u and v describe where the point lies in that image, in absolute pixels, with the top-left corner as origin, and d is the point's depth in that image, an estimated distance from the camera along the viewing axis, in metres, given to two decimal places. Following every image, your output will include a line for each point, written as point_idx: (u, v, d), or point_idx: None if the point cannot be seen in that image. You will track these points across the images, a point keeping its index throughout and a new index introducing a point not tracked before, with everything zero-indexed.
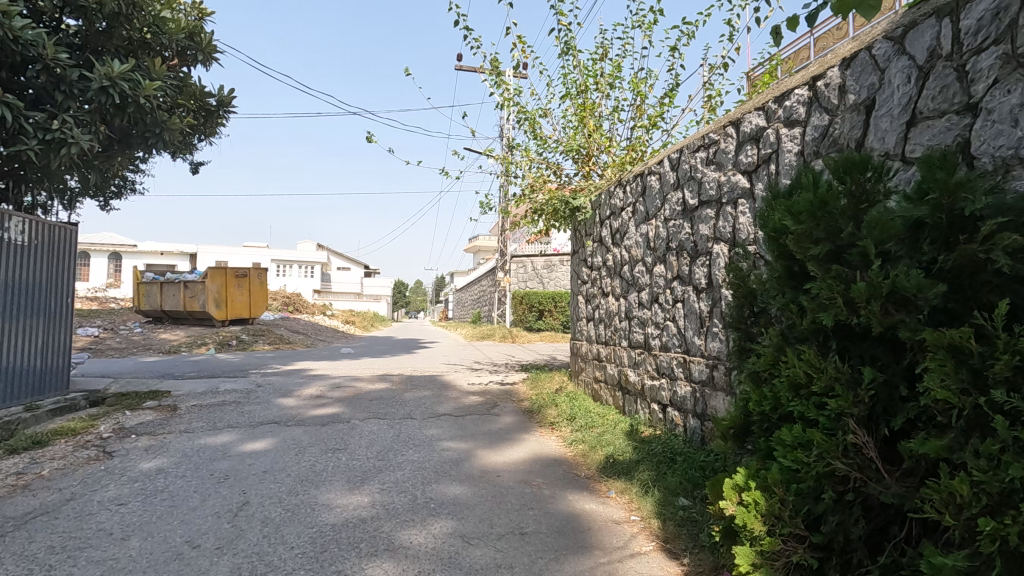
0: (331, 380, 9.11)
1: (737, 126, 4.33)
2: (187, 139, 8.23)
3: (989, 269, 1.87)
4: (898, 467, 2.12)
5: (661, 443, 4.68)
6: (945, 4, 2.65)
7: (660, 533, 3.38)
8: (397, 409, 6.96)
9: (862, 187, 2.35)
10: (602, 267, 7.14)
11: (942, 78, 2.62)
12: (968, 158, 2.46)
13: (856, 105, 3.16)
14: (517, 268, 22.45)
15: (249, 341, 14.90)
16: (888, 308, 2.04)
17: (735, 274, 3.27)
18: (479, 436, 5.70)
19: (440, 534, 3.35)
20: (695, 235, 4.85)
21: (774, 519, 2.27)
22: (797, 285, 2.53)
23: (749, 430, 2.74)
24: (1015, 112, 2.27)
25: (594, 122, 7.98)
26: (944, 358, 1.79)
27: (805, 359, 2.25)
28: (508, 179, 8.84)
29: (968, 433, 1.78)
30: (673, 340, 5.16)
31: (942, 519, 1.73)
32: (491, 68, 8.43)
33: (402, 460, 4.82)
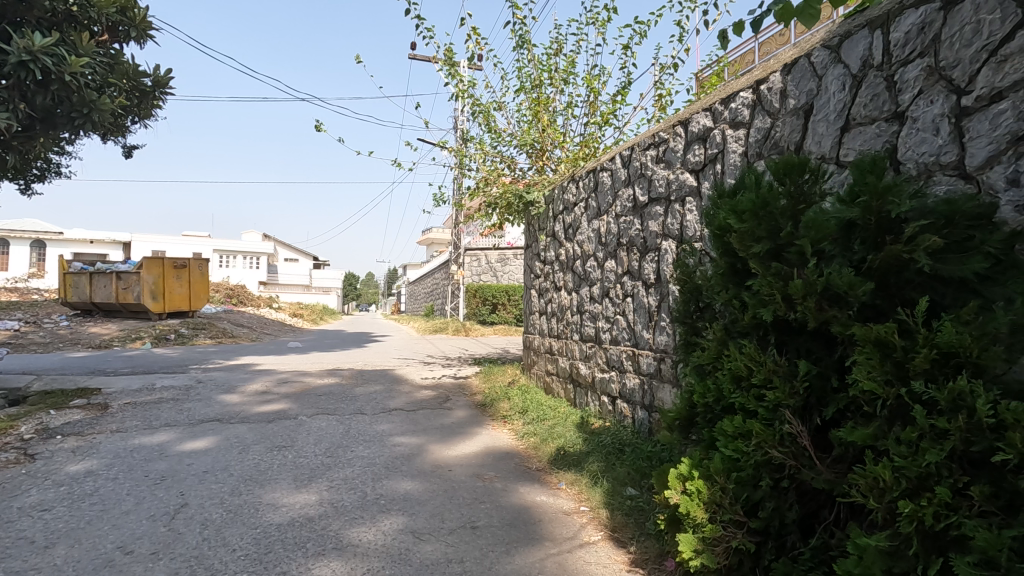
0: (278, 375, 8.82)
1: (685, 126, 4.45)
2: (119, 120, 7.74)
3: (913, 268, 2.00)
4: (829, 454, 2.24)
5: (610, 434, 4.79)
6: (877, 16, 2.80)
7: (608, 522, 3.45)
8: (346, 404, 6.82)
9: (800, 188, 2.46)
10: (554, 262, 7.21)
11: (874, 87, 2.77)
12: (895, 163, 2.61)
13: (795, 109, 3.31)
14: (471, 261, 22.35)
15: (189, 335, 14.22)
16: (822, 304, 2.15)
17: (682, 271, 3.37)
18: (431, 431, 5.66)
19: (390, 531, 3.31)
20: (645, 231, 4.97)
21: (715, 506, 2.37)
22: (739, 281, 2.63)
23: (693, 421, 2.84)
24: (937, 121, 2.43)
25: (548, 116, 8.03)
26: (871, 352, 1.90)
27: (746, 353, 2.35)
28: (461, 172, 8.78)
29: (890, 421, 1.90)
30: (623, 334, 5.28)
31: (867, 502, 1.83)
32: (444, 58, 8.32)
33: (352, 457, 4.73)
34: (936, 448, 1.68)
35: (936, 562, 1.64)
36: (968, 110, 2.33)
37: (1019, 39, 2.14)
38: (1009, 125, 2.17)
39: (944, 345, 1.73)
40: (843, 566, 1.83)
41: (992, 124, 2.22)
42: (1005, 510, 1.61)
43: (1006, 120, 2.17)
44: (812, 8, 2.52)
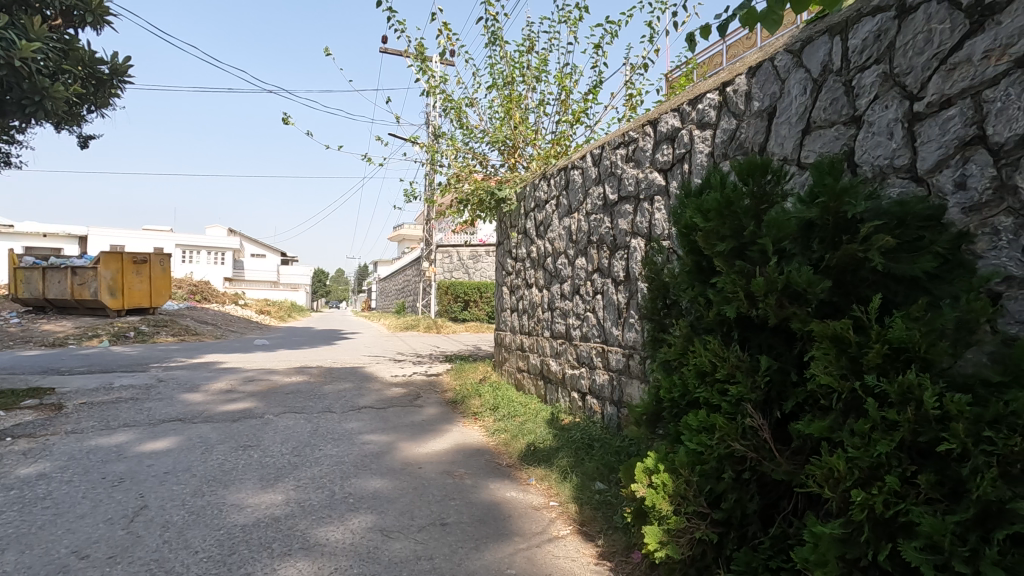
0: (243, 373, 8.62)
1: (654, 126, 4.52)
2: (74, 109, 7.42)
3: (868, 267, 2.07)
4: (788, 446, 2.31)
5: (580, 430, 4.84)
6: (836, 23, 2.89)
7: (577, 516, 3.49)
8: (315, 402, 6.71)
9: (763, 189, 2.53)
10: (526, 259, 7.23)
11: (833, 92, 2.87)
12: (852, 165, 2.71)
13: (759, 111, 3.39)
14: (443, 258, 22.21)
15: (150, 333, 13.76)
16: (783, 301, 2.22)
17: (650, 268, 3.43)
18: (402, 428, 5.63)
19: (359, 529, 3.28)
20: (615, 229, 5.03)
21: (680, 499, 2.44)
22: (704, 278, 2.69)
23: (660, 416, 2.91)
24: (891, 125, 2.53)
25: (520, 114, 8.04)
26: (828, 347, 1.97)
27: (710, 349, 2.41)
28: (433, 168, 8.73)
29: (845, 414, 1.98)
30: (593, 331, 5.34)
31: (822, 492, 1.90)
32: (416, 53, 8.25)
33: (320, 455, 4.66)
34: (886, 439, 1.76)
35: (885, 548, 1.72)
36: (920, 115, 2.43)
37: (967, 49, 2.24)
38: (957, 130, 2.27)
39: (895, 340, 1.81)
40: (799, 554, 1.90)
41: (942, 129, 2.32)
42: (949, 497, 1.70)
43: (955, 126, 2.28)
44: (775, 14, 2.58)
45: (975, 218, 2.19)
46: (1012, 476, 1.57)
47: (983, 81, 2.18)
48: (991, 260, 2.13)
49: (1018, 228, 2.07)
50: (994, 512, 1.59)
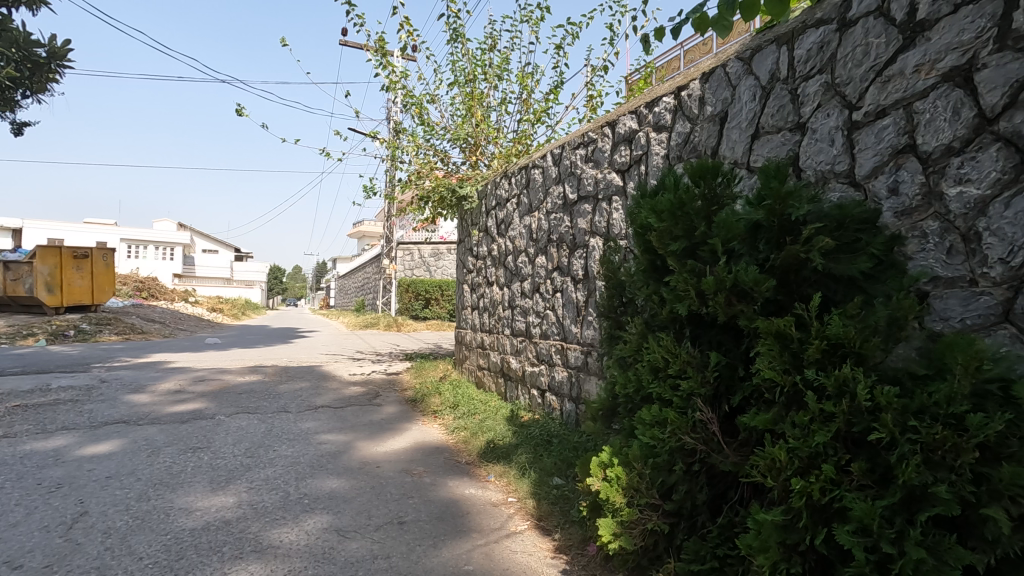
0: (194, 373, 8.31)
1: (613, 127, 4.61)
2: (7, 93, 6.99)
3: (809, 267, 2.18)
4: (736, 438, 2.41)
5: (539, 426, 4.90)
6: (783, 33, 3.02)
7: (534, 512, 3.54)
8: (269, 402, 6.54)
9: (713, 191, 2.62)
10: (486, 257, 7.24)
11: (780, 99, 3.00)
12: (797, 170, 2.85)
13: (712, 115, 3.51)
14: (403, 255, 21.92)
15: (92, 331, 13.08)
16: (731, 299, 2.30)
17: (607, 267, 3.50)
18: (360, 427, 5.56)
19: (314, 530, 3.22)
20: (574, 228, 5.10)
21: (633, 491, 2.52)
22: (659, 277, 2.77)
23: (616, 411, 3.00)
24: (833, 133, 2.67)
25: (482, 112, 8.05)
26: (772, 343, 2.06)
27: (663, 346, 2.49)
28: (393, 164, 8.63)
29: (788, 406, 2.07)
30: (552, 328, 5.40)
31: (766, 481, 1.98)
32: (376, 47, 8.14)
33: (275, 456, 4.55)
34: (824, 430, 1.86)
35: (821, 532, 1.83)
36: (858, 124, 2.56)
37: (900, 62, 2.38)
38: (891, 139, 2.41)
39: (833, 336, 1.91)
40: (743, 541, 1.99)
41: (878, 137, 2.46)
42: (880, 483, 1.80)
43: (889, 135, 2.42)
44: (726, 20, 2.68)
45: (906, 222, 2.33)
46: (935, 462, 1.68)
47: (914, 93, 2.32)
48: (920, 262, 2.27)
49: (943, 231, 2.21)
50: (918, 495, 1.70)
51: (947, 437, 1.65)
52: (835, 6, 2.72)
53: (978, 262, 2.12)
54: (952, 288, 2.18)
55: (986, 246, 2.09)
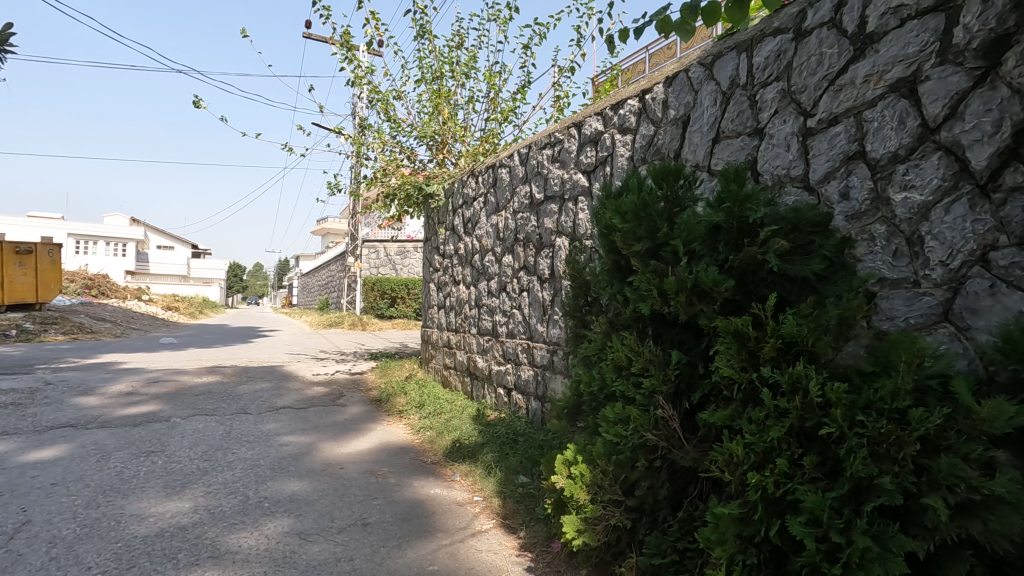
0: (148, 374, 8.00)
1: (579, 128, 4.65)
2: None
3: (766, 268, 2.25)
4: (696, 434, 2.47)
5: (505, 425, 4.90)
6: (743, 41, 3.12)
7: (500, 510, 3.55)
8: (228, 404, 6.35)
9: (676, 193, 2.68)
10: (453, 256, 7.21)
11: (739, 104, 3.09)
12: (755, 173, 2.94)
13: (675, 119, 3.58)
14: (369, 254, 21.57)
15: (36, 331, 12.42)
16: (692, 299, 2.36)
17: (573, 267, 3.54)
18: (323, 429, 5.46)
19: (274, 534, 3.15)
20: (540, 227, 5.13)
21: (597, 488, 2.56)
22: (622, 277, 2.82)
23: (580, 409, 3.04)
24: (789, 138, 2.77)
25: (449, 109, 8.01)
26: (730, 342, 2.13)
27: (627, 345, 2.54)
28: (358, 161, 8.50)
29: (745, 403, 2.14)
30: (519, 328, 5.42)
31: (724, 476, 2.04)
32: (341, 41, 8.00)
33: (233, 459, 4.43)
34: (778, 425, 1.94)
35: (775, 524, 1.89)
36: (812, 130, 2.66)
37: (852, 73, 2.49)
38: (843, 146, 2.52)
39: (787, 335, 1.99)
40: (702, 534, 2.04)
41: (830, 144, 2.56)
42: (829, 475, 1.88)
43: (841, 142, 2.52)
44: (688, 25, 2.74)
45: (856, 225, 2.43)
46: (880, 454, 1.77)
47: (864, 102, 2.43)
48: (868, 264, 2.38)
49: (890, 235, 2.32)
50: (865, 487, 1.78)
51: (891, 431, 1.74)
52: (792, 17, 2.83)
53: (920, 264, 2.22)
54: (897, 288, 2.29)
55: (928, 250, 2.20)
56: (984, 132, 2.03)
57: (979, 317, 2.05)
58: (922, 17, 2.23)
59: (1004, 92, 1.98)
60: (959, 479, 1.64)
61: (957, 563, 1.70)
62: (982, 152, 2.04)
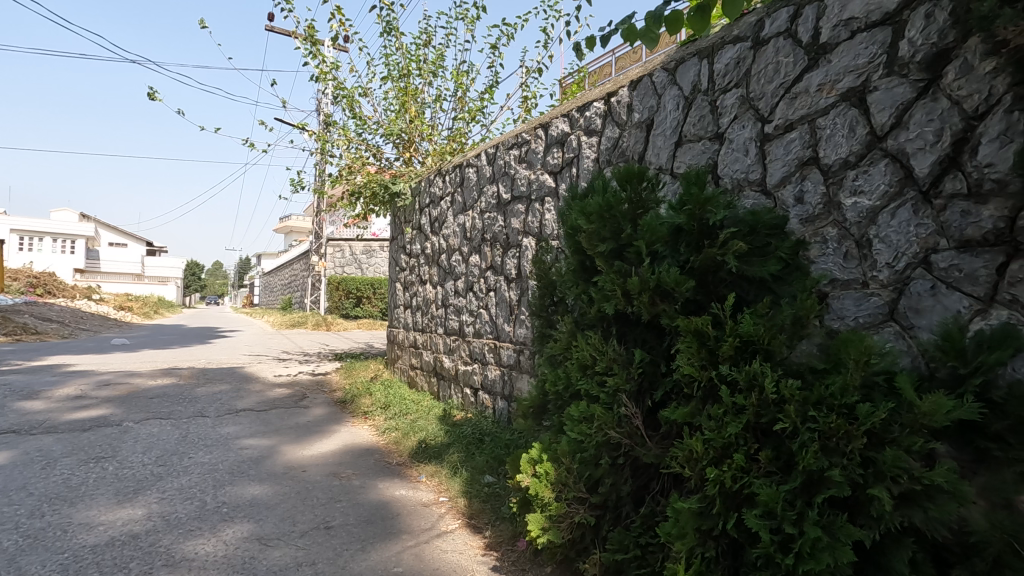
0: (98, 377, 7.66)
1: (546, 130, 4.68)
2: None
3: (725, 269, 2.32)
4: (657, 432, 2.52)
5: (471, 425, 4.90)
6: (704, 47, 3.20)
7: (466, 510, 3.55)
8: (184, 407, 6.13)
9: (639, 195, 2.73)
10: (420, 255, 7.16)
11: (700, 109, 3.17)
12: (715, 177, 3.02)
13: (639, 122, 3.65)
14: (334, 252, 21.18)
15: None
16: (654, 299, 2.41)
17: (539, 267, 3.56)
18: (286, 431, 5.34)
19: (233, 540, 3.07)
20: (507, 227, 5.14)
21: (561, 486, 2.59)
22: (587, 277, 2.85)
23: (545, 408, 3.07)
24: (748, 143, 2.85)
25: (416, 107, 7.94)
26: (691, 341, 2.18)
27: (591, 344, 2.59)
28: (323, 158, 8.34)
29: (705, 400, 2.20)
30: (485, 327, 5.42)
31: (684, 472, 2.09)
32: (305, 35, 7.84)
33: (189, 464, 4.28)
34: (736, 421, 2.00)
35: (733, 517, 1.96)
36: (769, 136, 2.76)
37: (806, 81, 2.59)
38: (797, 151, 2.61)
39: (744, 334, 2.06)
40: (663, 529, 2.09)
41: (786, 150, 2.66)
42: (784, 469, 1.95)
43: (796, 148, 2.62)
44: (652, 32, 2.79)
45: (809, 228, 2.53)
46: (830, 448, 1.85)
47: (817, 110, 2.53)
48: (821, 265, 2.47)
49: (841, 238, 2.42)
50: (816, 479, 1.86)
51: (840, 425, 1.82)
52: (750, 26, 2.92)
53: (868, 266, 2.32)
54: (848, 289, 2.39)
55: (875, 252, 2.30)
56: (926, 141, 2.14)
57: (921, 317, 2.15)
58: (871, 30, 2.34)
59: (944, 104, 2.09)
60: (902, 470, 1.72)
61: (900, 551, 1.79)
62: (924, 160, 2.14)
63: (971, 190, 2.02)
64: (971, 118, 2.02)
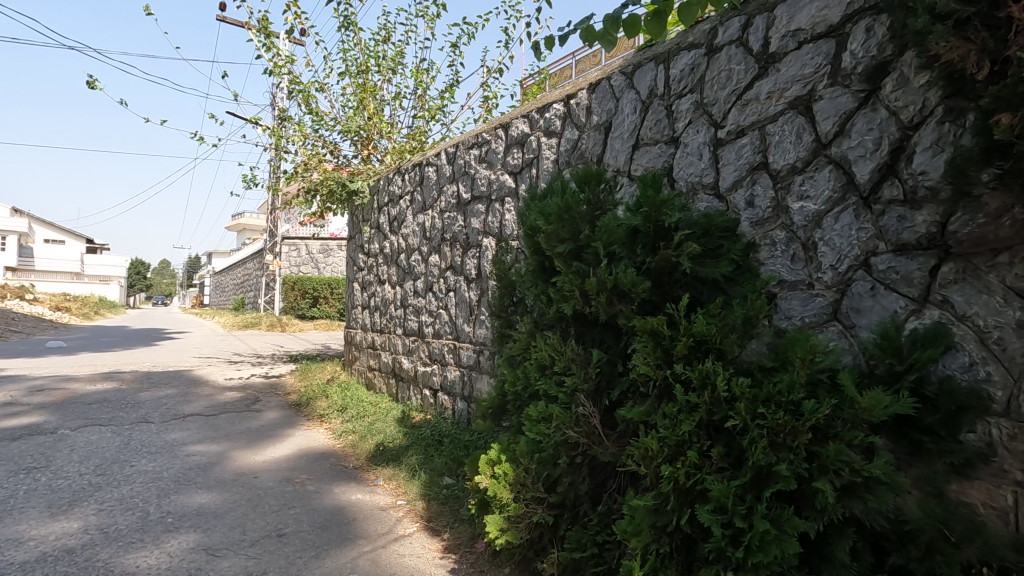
0: (29, 382, 7.19)
1: (506, 130, 4.69)
2: None
3: (679, 270, 2.37)
4: (614, 430, 2.55)
5: (430, 427, 4.85)
6: (661, 53, 3.26)
7: (424, 513, 3.50)
8: (126, 412, 5.83)
9: (598, 196, 2.76)
10: (379, 255, 7.03)
11: (656, 113, 3.23)
12: (671, 180, 3.09)
13: (598, 124, 3.69)
14: (289, 251, 20.60)
15: None
16: (612, 299, 2.44)
17: (499, 267, 3.56)
18: (236, 436, 5.15)
19: (178, 551, 2.94)
20: (467, 227, 5.12)
21: (519, 486, 2.59)
22: (546, 277, 2.86)
23: (504, 409, 3.07)
24: (702, 148, 2.93)
25: (374, 104, 7.81)
26: (646, 340, 2.22)
27: (550, 345, 2.61)
28: (277, 153, 8.10)
29: (660, 399, 2.24)
30: (445, 328, 5.38)
31: (640, 470, 2.12)
32: (259, 27, 7.59)
33: (131, 473, 4.07)
34: (689, 419, 2.05)
35: (686, 513, 2.00)
36: (722, 140, 2.83)
37: (756, 89, 2.68)
38: (748, 156, 2.70)
39: (697, 334, 2.11)
40: (619, 526, 2.11)
41: (738, 155, 2.74)
42: (734, 465, 2.01)
43: (747, 153, 2.71)
44: (610, 35, 2.82)
45: (760, 231, 2.62)
46: (778, 443, 1.92)
47: (767, 117, 2.62)
48: (770, 266, 2.56)
49: (789, 240, 2.51)
50: (764, 474, 1.92)
51: (787, 422, 1.89)
52: (705, 33, 3.00)
53: (814, 268, 2.42)
54: (795, 290, 2.48)
55: (820, 254, 2.40)
56: (867, 149, 2.24)
57: (861, 316, 2.25)
58: (817, 41, 2.44)
59: (883, 113, 2.20)
60: (843, 463, 1.79)
61: (842, 541, 1.86)
62: (865, 167, 2.25)
63: (907, 197, 2.12)
64: (906, 128, 2.12)
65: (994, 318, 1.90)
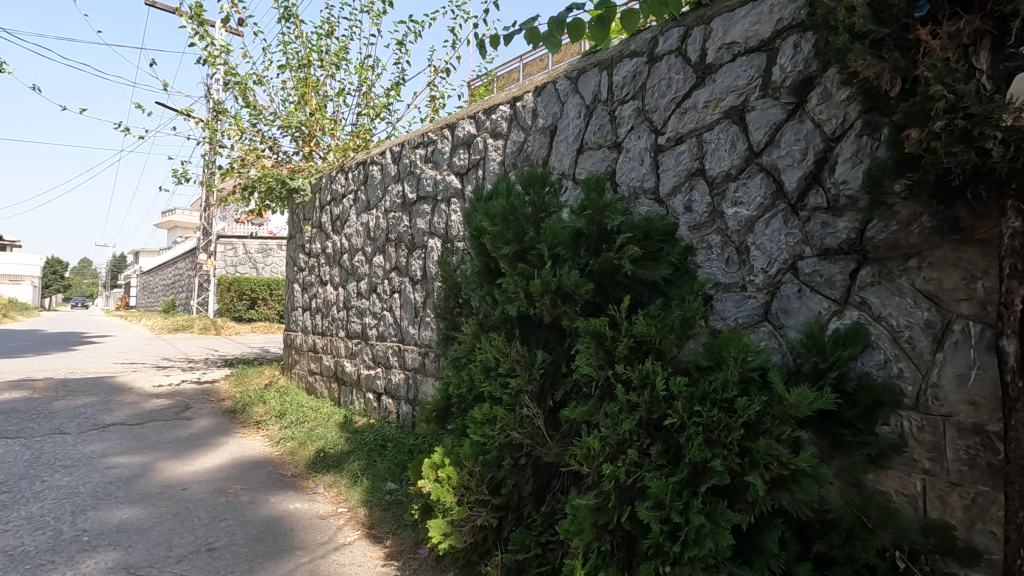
0: None
1: (452, 130, 4.65)
2: None
3: (621, 272, 2.42)
4: (558, 430, 2.58)
5: (374, 431, 4.74)
6: (604, 59, 3.33)
7: (366, 520, 3.41)
8: (37, 423, 5.38)
9: (542, 199, 2.78)
10: (320, 255, 6.82)
11: (600, 118, 3.29)
12: (614, 184, 3.15)
13: (543, 127, 3.72)
14: (224, 250, 19.66)
15: None
16: (556, 301, 2.47)
17: (444, 268, 3.52)
18: (163, 446, 4.85)
19: (94, 572, 2.73)
20: (413, 228, 5.04)
21: (463, 490, 2.56)
22: (492, 279, 2.86)
23: (449, 411, 3.03)
24: (643, 153, 3.01)
25: (317, 100, 7.58)
26: (589, 341, 2.26)
27: (495, 346, 2.60)
28: (211, 147, 7.70)
29: (603, 398, 2.28)
30: (389, 330, 5.27)
31: (582, 469, 2.14)
32: (191, 14, 7.20)
33: (42, 489, 3.76)
34: (630, 418, 2.09)
35: (626, 510, 2.04)
36: (662, 147, 2.92)
37: (694, 98, 2.78)
38: (686, 163, 2.79)
39: (638, 335, 2.16)
40: (562, 526, 2.13)
41: (677, 161, 2.83)
42: (672, 462, 2.07)
43: (685, 159, 2.80)
44: (554, 38, 2.85)
45: (697, 235, 2.72)
46: (712, 440, 1.99)
47: (704, 125, 2.72)
48: (707, 269, 2.66)
49: (723, 244, 2.62)
50: (700, 470, 1.99)
51: (721, 418, 1.96)
52: (645, 42, 3.09)
53: (747, 271, 2.53)
54: (729, 292, 2.59)
55: (752, 258, 2.51)
56: (794, 158, 2.37)
57: (789, 317, 2.37)
58: (749, 54, 2.56)
59: (808, 125, 2.33)
60: (773, 457, 1.87)
61: (772, 531, 1.95)
62: (792, 176, 2.37)
63: (830, 205, 2.25)
64: (829, 140, 2.25)
65: (905, 318, 2.04)
